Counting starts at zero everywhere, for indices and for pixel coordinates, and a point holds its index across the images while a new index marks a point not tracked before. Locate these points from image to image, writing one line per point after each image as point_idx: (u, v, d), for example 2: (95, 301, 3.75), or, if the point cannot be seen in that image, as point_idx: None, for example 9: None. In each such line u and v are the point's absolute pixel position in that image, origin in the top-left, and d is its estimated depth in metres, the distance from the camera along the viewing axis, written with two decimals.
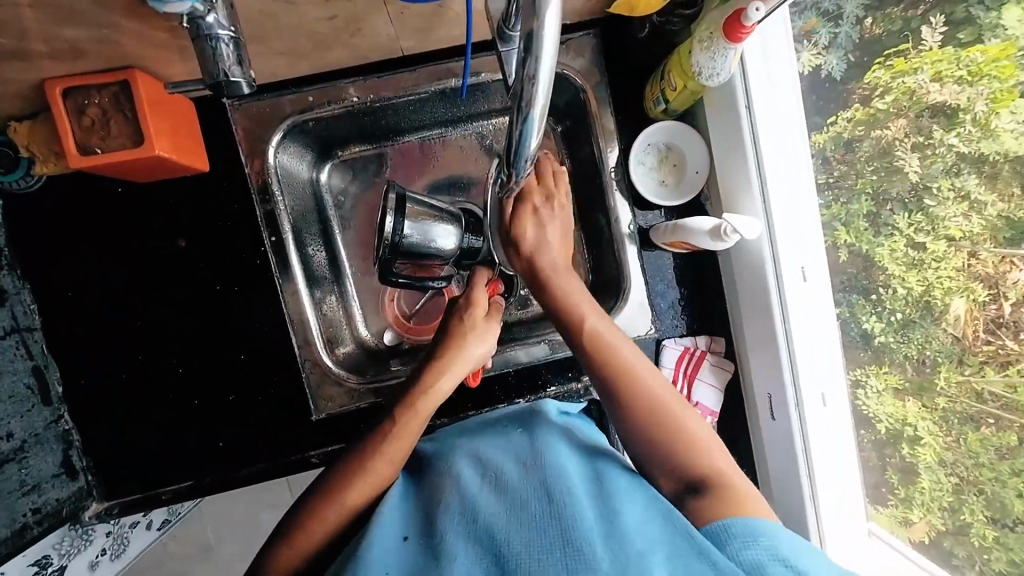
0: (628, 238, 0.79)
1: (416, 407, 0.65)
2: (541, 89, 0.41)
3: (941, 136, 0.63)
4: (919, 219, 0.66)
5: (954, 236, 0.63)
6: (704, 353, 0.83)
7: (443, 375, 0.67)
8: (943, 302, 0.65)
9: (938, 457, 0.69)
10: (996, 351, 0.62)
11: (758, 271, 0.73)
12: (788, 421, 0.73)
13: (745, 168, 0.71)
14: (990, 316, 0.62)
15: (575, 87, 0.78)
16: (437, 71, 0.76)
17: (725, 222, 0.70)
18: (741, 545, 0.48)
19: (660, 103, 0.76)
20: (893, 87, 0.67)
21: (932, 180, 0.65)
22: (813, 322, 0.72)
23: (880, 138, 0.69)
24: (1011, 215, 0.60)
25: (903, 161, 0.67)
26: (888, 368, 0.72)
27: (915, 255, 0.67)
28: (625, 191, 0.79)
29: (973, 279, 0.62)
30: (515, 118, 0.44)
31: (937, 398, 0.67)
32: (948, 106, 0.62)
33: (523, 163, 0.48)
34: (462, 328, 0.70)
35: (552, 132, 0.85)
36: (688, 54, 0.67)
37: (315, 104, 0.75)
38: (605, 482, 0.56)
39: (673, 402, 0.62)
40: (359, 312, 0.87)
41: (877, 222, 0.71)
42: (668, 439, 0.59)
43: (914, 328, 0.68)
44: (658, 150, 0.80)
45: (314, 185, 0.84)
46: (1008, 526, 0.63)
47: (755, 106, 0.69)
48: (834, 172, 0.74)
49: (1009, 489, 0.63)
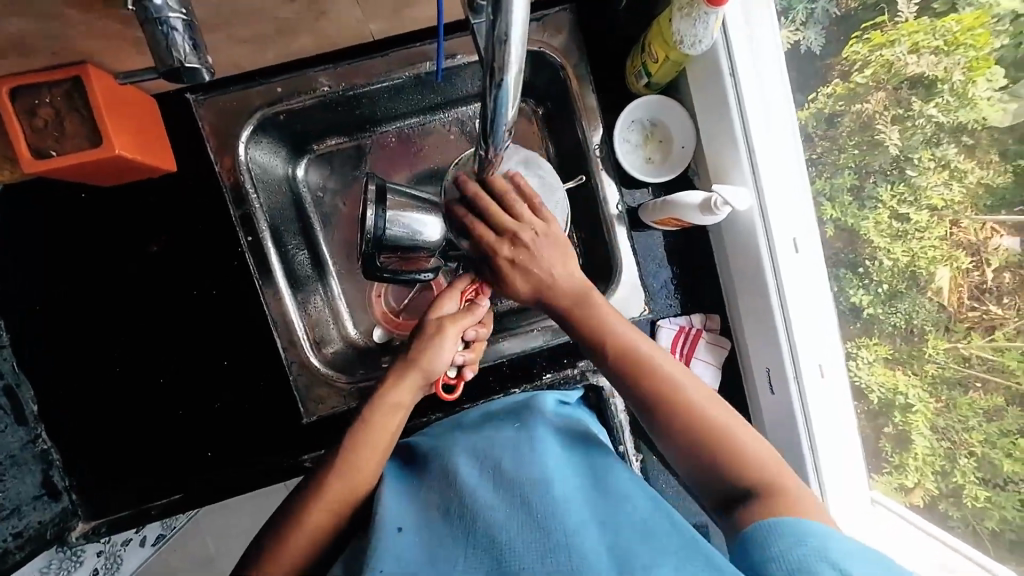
0: (617, 219, 0.76)
1: (370, 420, 0.63)
2: (514, 53, 0.39)
3: (921, 107, 0.63)
4: (902, 189, 0.66)
5: (936, 206, 0.63)
6: (700, 331, 0.82)
7: (394, 385, 0.65)
8: (928, 271, 0.65)
9: (929, 423, 0.68)
10: (981, 317, 0.62)
11: (750, 239, 0.72)
12: (787, 394, 0.72)
13: (731, 138, 0.69)
14: (974, 283, 0.62)
15: (553, 65, 0.75)
16: (410, 56, 0.73)
17: (714, 195, 0.68)
18: (821, 562, 0.45)
19: (641, 77, 0.74)
20: (871, 60, 0.66)
21: (912, 151, 0.64)
22: (809, 294, 0.71)
23: (860, 114, 0.68)
24: (992, 181, 0.60)
25: (884, 134, 0.66)
26: (877, 339, 0.70)
27: (900, 226, 0.66)
28: (611, 170, 0.76)
29: (956, 247, 0.62)
30: (488, 89, 0.42)
31: (926, 364, 0.67)
32: (926, 77, 0.62)
33: (501, 135, 0.46)
34: (420, 336, 0.67)
35: (534, 115, 0.84)
36: (669, 22, 0.65)
37: (284, 95, 0.72)
38: (611, 490, 0.53)
39: (716, 409, 0.58)
40: (345, 308, 0.85)
41: (861, 196, 0.69)
42: (707, 440, 0.57)
43: (901, 299, 0.68)
44: (642, 127, 0.78)
45: (290, 181, 0.82)
46: (999, 484, 0.63)
47: (739, 72, 0.66)
48: (817, 149, 0.71)
49: (997, 449, 0.63)
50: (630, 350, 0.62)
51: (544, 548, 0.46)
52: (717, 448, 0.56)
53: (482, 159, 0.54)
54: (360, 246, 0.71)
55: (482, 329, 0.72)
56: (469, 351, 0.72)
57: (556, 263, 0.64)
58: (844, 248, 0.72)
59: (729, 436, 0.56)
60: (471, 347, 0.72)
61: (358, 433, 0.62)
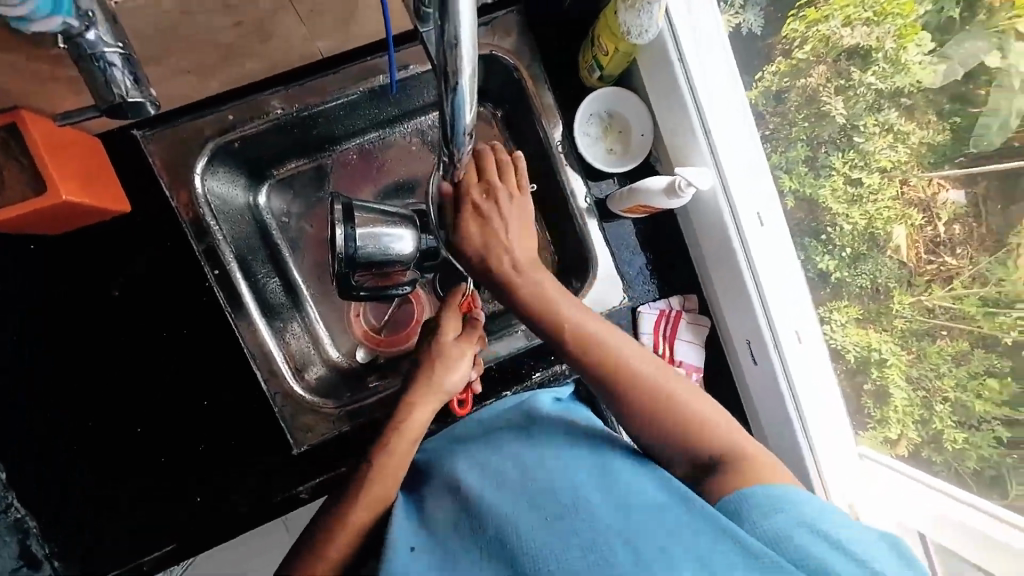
0: (586, 212, 0.78)
1: (394, 450, 0.60)
2: (466, 56, 0.39)
3: (860, 77, 0.66)
4: (852, 156, 0.69)
5: (885, 167, 0.67)
6: (679, 312, 0.83)
7: (415, 409, 0.63)
8: (885, 231, 0.68)
9: (904, 375, 0.70)
10: (938, 268, 0.65)
11: (717, 216, 0.74)
12: (769, 363, 0.75)
13: (686, 121, 0.71)
14: (929, 237, 0.65)
15: (506, 67, 0.75)
16: (362, 70, 0.72)
17: (678, 177, 0.70)
18: (793, 525, 0.47)
19: (594, 71, 0.75)
20: (809, 36, 0.69)
21: (858, 119, 0.67)
22: (778, 264, 0.73)
23: (806, 87, 0.70)
24: (932, 141, 0.64)
25: (829, 106, 0.69)
26: (847, 301, 0.73)
27: (855, 191, 0.69)
28: (576, 165, 0.77)
29: (909, 206, 0.66)
30: (444, 95, 0.42)
31: (895, 320, 0.70)
32: (861, 47, 0.66)
33: (462, 138, 0.46)
34: (438, 359, 0.65)
35: (493, 118, 0.84)
36: (615, 15, 0.66)
37: (237, 122, 0.70)
38: (619, 473, 0.53)
39: (679, 388, 0.59)
40: (324, 332, 0.83)
41: (816, 165, 0.72)
42: (671, 417, 0.57)
43: (864, 261, 0.70)
44: (601, 120, 0.79)
45: (253, 209, 0.80)
46: (974, 426, 0.66)
47: (687, 57, 0.69)
48: (769, 126, 0.74)
49: (969, 392, 0.65)
50: (585, 335, 0.61)
51: (559, 548, 0.46)
52: (683, 422, 0.57)
53: (448, 164, 0.54)
54: (333, 267, 0.71)
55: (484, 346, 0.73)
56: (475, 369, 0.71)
57: (516, 230, 0.64)
58: (804, 219, 0.74)
59: (692, 413, 0.57)
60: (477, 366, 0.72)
61: (383, 462, 0.59)
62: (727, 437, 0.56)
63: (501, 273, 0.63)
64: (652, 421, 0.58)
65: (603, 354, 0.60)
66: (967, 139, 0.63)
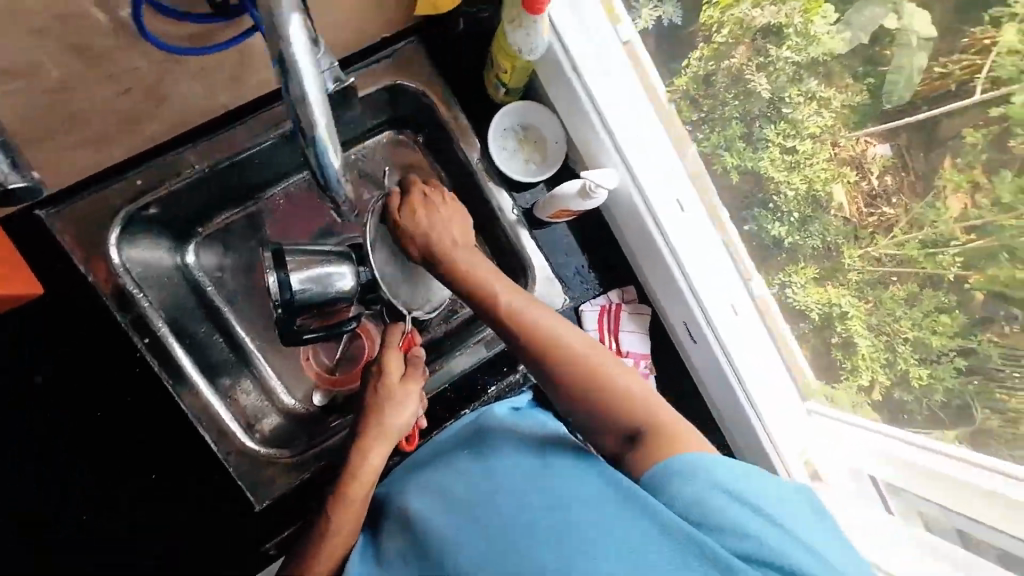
0: (517, 223, 0.80)
1: (351, 498, 0.60)
2: (316, 107, 0.42)
3: (777, 52, 0.66)
4: (784, 126, 0.69)
5: (815, 133, 0.66)
6: (619, 304, 0.86)
7: (370, 455, 0.63)
8: (825, 192, 0.67)
9: (865, 323, 0.69)
10: (880, 219, 0.64)
11: (633, 208, 0.78)
12: (704, 338, 0.79)
13: (588, 123, 0.75)
14: (865, 191, 0.64)
15: (416, 94, 0.77)
16: (272, 117, 0.72)
17: (587, 179, 0.73)
18: (715, 491, 0.49)
19: (499, 88, 0.78)
20: (725, 20, 0.69)
21: (782, 91, 0.67)
22: (699, 246, 0.77)
23: (732, 67, 0.70)
24: (855, 103, 0.63)
25: (753, 82, 0.69)
26: (803, 262, 0.72)
27: (791, 158, 0.69)
28: (499, 179, 0.79)
29: (842, 164, 0.65)
30: (306, 145, 0.45)
31: (849, 274, 0.69)
32: (773, 26, 0.66)
33: (338, 186, 0.48)
34: (387, 400, 0.66)
35: (415, 143, 0.85)
36: (504, 36, 0.69)
37: (148, 186, 0.69)
38: (561, 472, 0.54)
39: (612, 368, 0.59)
40: (277, 381, 0.82)
41: (752, 140, 0.72)
42: (592, 389, 0.58)
43: (812, 222, 0.69)
44: (515, 133, 0.82)
45: (182, 270, 0.78)
46: (935, 359, 0.64)
47: (578, 66, 0.73)
48: (703, 108, 0.75)
49: (926, 328, 0.64)
50: (512, 315, 0.63)
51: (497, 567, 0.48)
52: (602, 395, 0.58)
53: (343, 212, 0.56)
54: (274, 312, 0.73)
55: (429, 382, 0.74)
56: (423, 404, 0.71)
57: (453, 219, 0.73)
58: (719, 197, 0.78)
59: (614, 384, 0.58)
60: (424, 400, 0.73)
61: (341, 511, 0.60)
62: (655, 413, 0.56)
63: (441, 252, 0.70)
64: (584, 396, 0.58)
65: (530, 336, 0.61)
66: (881, 96, 0.61)
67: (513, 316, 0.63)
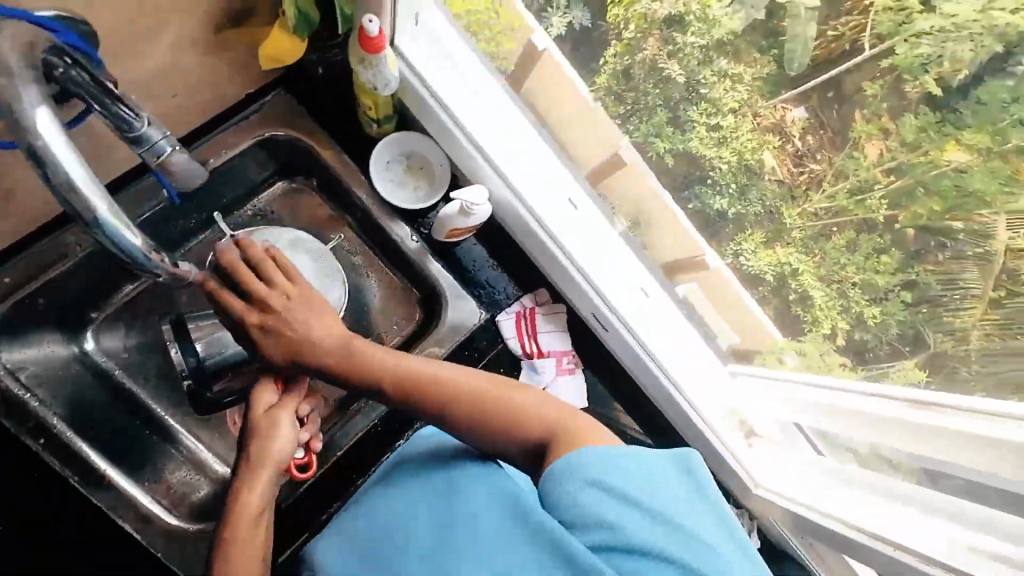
0: (421, 252, 0.83)
1: (236, 537, 0.62)
2: (88, 190, 0.48)
3: (683, 40, 0.66)
4: (705, 106, 0.69)
5: (734, 108, 0.67)
6: (534, 308, 0.88)
7: (250, 489, 0.65)
8: (756, 159, 0.68)
9: (816, 275, 0.69)
10: (810, 176, 0.65)
11: (521, 220, 0.83)
12: (613, 325, 0.84)
13: (460, 146, 0.80)
14: (791, 152, 0.66)
15: (290, 140, 0.80)
16: (142, 191, 0.74)
17: (461, 200, 0.77)
18: (583, 487, 0.48)
19: (372, 123, 0.81)
20: (631, 16, 0.67)
21: (696, 74, 0.67)
22: (590, 241, 0.83)
23: (646, 60, 0.69)
24: (764, 74, 0.64)
25: (667, 68, 0.68)
26: (750, 228, 0.72)
27: (717, 134, 0.69)
28: (391, 211, 0.83)
29: (766, 132, 0.66)
30: (91, 227, 0.50)
31: (792, 233, 0.69)
32: (675, 15, 0.65)
33: (142, 257, 0.54)
34: (255, 437, 0.67)
35: (309, 187, 0.86)
36: (358, 78, 0.71)
37: (21, 284, 0.68)
38: (459, 490, 0.55)
39: (508, 392, 0.60)
40: (208, 452, 0.80)
41: (679, 123, 0.71)
42: (489, 419, 0.59)
43: (750, 190, 0.70)
44: (400, 162, 0.84)
45: (81, 358, 0.76)
46: (885, 298, 0.65)
47: (438, 94, 0.77)
48: (628, 101, 0.73)
49: (869, 269, 0.65)
50: (400, 367, 0.64)
51: None
52: (499, 422, 0.59)
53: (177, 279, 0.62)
54: (184, 385, 0.75)
55: (313, 400, 0.74)
56: (304, 428, 0.73)
57: (300, 307, 0.67)
58: (644, 188, 0.78)
59: (511, 407, 0.59)
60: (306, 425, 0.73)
61: (233, 551, 0.61)
62: (553, 418, 0.57)
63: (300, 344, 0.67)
64: (484, 426, 0.59)
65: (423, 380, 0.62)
66: (785, 65, 0.62)
67: (400, 367, 0.64)
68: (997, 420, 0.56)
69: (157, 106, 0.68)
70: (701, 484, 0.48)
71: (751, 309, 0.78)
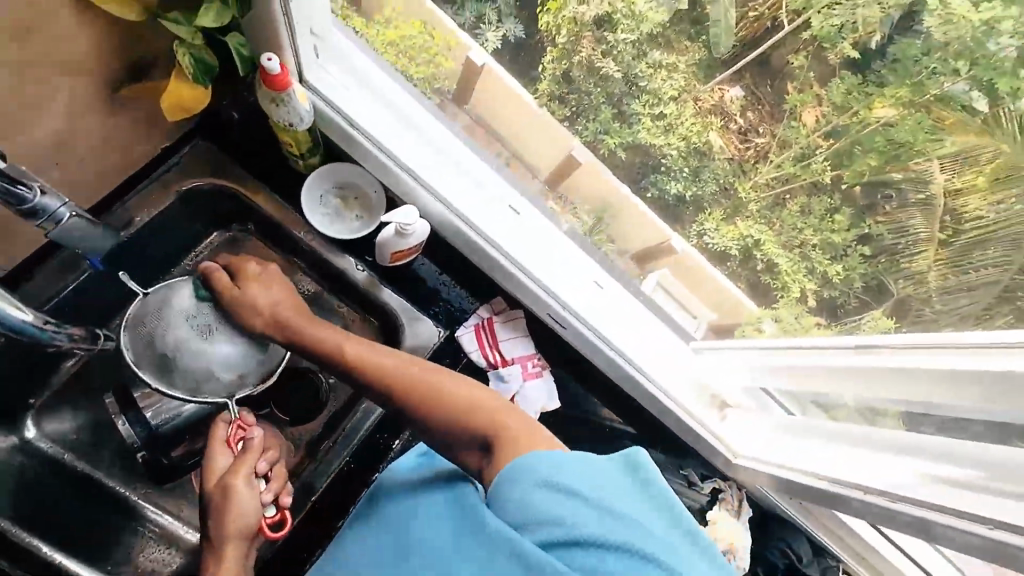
0: (370, 281, 0.84)
1: None
2: None
3: (614, 36, 0.74)
4: (648, 97, 0.77)
5: (676, 95, 0.76)
6: (491, 318, 0.88)
7: (217, 559, 0.63)
8: (704, 141, 0.77)
9: (777, 245, 0.77)
10: (755, 149, 0.75)
11: (461, 233, 0.83)
12: (573, 324, 0.84)
13: (388, 171, 0.80)
14: (736, 132, 0.75)
15: (218, 190, 0.80)
16: (65, 264, 0.72)
17: (395, 223, 0.77)
18: (535, 489, 0.47)
19: (297, 160, 0.80)
20: (560, 22, 0.75)
21: (635, 70, 0.76)
22: (534, 244, 0.83)
23: (582, 61, 0.76)
24: (697, 59, 0.73)
25: (605, 67, 0.76)
26: (709, 208, 0.80)
27: (663, 122, 0.78)
28: (333, 244, 0.83)
29: (709, 115, 0.76)
30: None
31: (749, 207, 0.78)
32: (603, 15, 0.74)
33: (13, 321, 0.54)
34: (213, 509, 0.65)
35: (245, 233, 0.84)
36: (273, 119, 0.71)
37: None
38: (428, 520, 0.52)
39: (477, 395, 0.60)
40: (178, 524, 0.77)
41: (626, 117, 0.79)
42: (451, 411, 0.59)
43: (704, 170, 0.78)
44: (334, 195, 0.83)
45: (24, 448, 0.72)
46: (841, 254, 0.72)
47: (352, 117, 0.76)
48: (571, 103, 0.79)
49: (828, 230, 0.73)
50: (367, 358, 0.65)
51: None
52: (460, 411, 0.59)
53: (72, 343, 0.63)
54: (137, 457, 0.75)
55: (272, 453, 0.70)
56: (271, 483, 0.68)
57: (281, 293, 0.73)
58: (603, 182, 0.83)
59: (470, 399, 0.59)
60: (273, 477, 0.69)
61: None
62: (513, 424, 0.56)
63: (282, 323, 0.71)
64: (448, 418, 0.59)
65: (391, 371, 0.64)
66: (712, 48, 0.70)
67: (367, 360, 0.65)
68: (938, 350, 0.57)
69: (60, 175, 0.67)
70: (649, 479, 0.48)
71: (726, 285, 0.82)
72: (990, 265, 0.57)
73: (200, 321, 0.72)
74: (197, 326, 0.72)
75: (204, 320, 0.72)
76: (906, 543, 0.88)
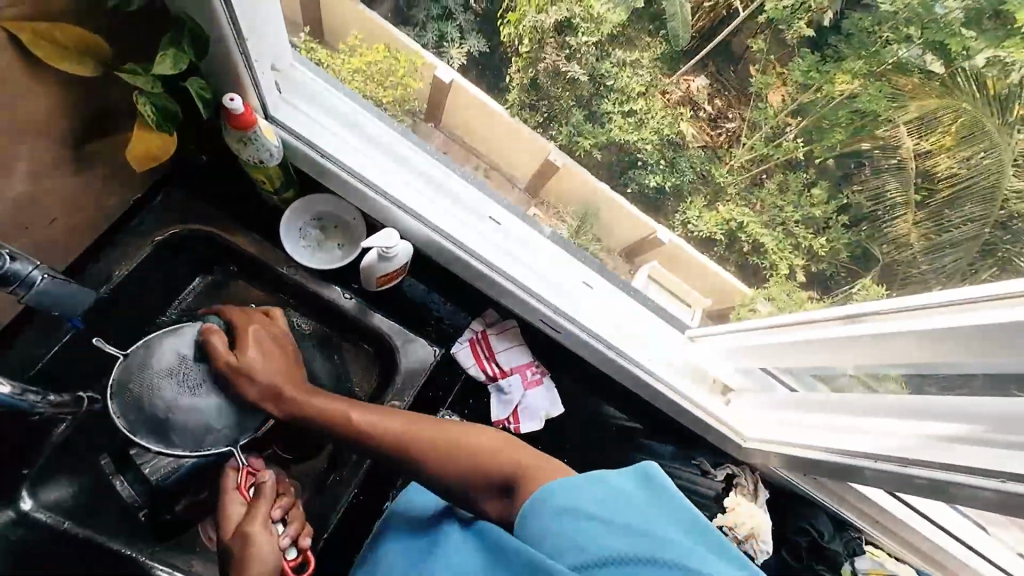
0: (359, 309, 0.83)
1: None
2: None
3: (577, 41, 0.68)
4: (616, 96, 0.71)
5: (642, 91, 0.71)
6: (485, 331, 0.89)
7: None
8: (677, 132, 0.72)
9: (765, 227, 0.73)
10: (730, 131, 0.70)
11: (449, 251, 0.84)
12: (566, 326, 0.86)
13: (368, 198, 0.81)
14: (707, 117, 0.70)
15: (196, 236, 0.80)
16: (43, 330, 0.70)
17: (377, 247, 0.76)
18: (554, 517, 0.50)
19: (271, 196, 0.79)
20: (521, 31, 0.69)
21: (601, 70, 0.69)
22: (523, 253, 0.85)
23: (547, 68, 0.71)
24: (659, 54, 0.68)
25: (570, 71, 0.70)
26: (691, 197, 0.77)
27: (633, 116, 0.72)
28: (315, 276, 0.82)
29: (678, 106, 0.71)
30: None
31: (729, 190, 0.74)
32: (562, 22, 0.67)
33: None
34: (235, 558, 0.65)
35: (229, 274, 0.84)
36: (241, 158, 0.70)
37: None
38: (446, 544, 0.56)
39: (489, 441, 0.61)
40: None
41: (595, 117, 0.74)
42: (456, 452, 0.61)
43: (679, 161, 0.75)
44: (314, 227, 0.83)
45: (21, 522, 0.68)
46: (822, 226, 0.70)
47: (329, 152, 0.77)
48: (543, 110, 0.75)
49: (805, 203, 0.70)
50: (375, 426, 0.64)
51: None
52: (471, 464, 0.60)
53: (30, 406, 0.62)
54: (140, 515, 0.76)
55: (284, 498, 0.72)
56: (290, 525, 0.70)
57: (274, 356, 0.70)
58: (583, 186, 0.80)
59: (473, 441, 0.61)
60: (290, 521, 0.70)
61: None
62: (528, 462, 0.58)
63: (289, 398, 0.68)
64: (465, 472, 0.60)
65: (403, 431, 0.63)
66: (671, 41, 0.66)
67: (375, 425, 0.64)
68: (937, 315, 0.58)
69: (30, 240, 0.65)
70: (665, 491, 0.51)
71: (714, 269, 0.80)
72: (965, 221, 0.60)
73: (188, 378, 0.67)
74: (186, 381, 0.67)
75: (193, 378, 0.67)
76: (924, 506, 0.88)
